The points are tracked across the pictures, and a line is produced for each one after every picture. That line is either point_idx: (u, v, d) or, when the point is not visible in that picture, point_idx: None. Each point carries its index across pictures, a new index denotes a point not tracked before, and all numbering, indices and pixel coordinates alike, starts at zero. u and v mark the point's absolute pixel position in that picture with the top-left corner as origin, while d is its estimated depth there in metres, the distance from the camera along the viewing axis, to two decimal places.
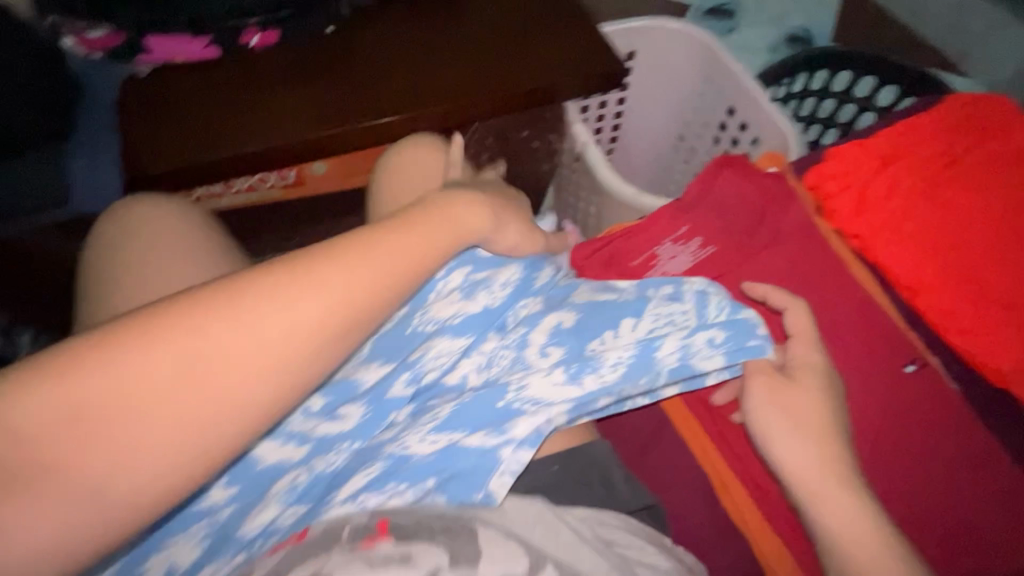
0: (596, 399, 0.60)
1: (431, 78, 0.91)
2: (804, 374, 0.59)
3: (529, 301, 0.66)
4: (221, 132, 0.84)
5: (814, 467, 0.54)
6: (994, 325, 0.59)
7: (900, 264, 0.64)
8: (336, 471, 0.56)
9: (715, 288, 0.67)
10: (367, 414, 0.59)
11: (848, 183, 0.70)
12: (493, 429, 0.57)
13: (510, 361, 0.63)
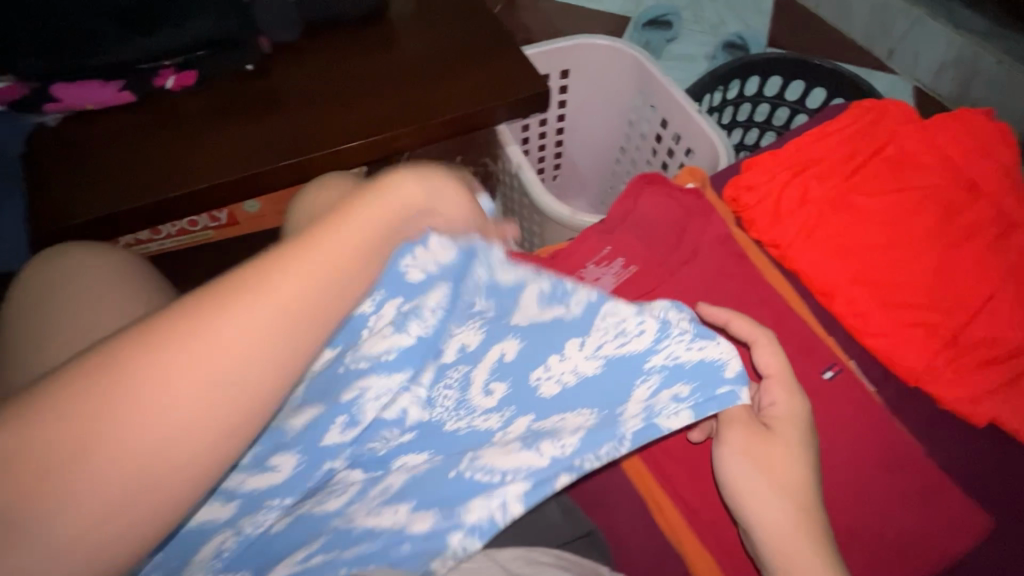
0: (554, 475, 0.47)
1: (356, 112, 0.91)
2: (784, 424, 0.53)
3: (466, 326, 0.59)
4: (137, 179, 0.83)
5: (787, 533, 0.48)
6: (903, 326, 0.61)
7: (815, 270, 0.66)
8: (270, 538, 0.51)
9: (675, 312, 0.55)
10: (301, 464, 0.53)
11: (763, 194, 0.72)
12: (439, 505, 0.49)
13: (454, 403, 0.58)
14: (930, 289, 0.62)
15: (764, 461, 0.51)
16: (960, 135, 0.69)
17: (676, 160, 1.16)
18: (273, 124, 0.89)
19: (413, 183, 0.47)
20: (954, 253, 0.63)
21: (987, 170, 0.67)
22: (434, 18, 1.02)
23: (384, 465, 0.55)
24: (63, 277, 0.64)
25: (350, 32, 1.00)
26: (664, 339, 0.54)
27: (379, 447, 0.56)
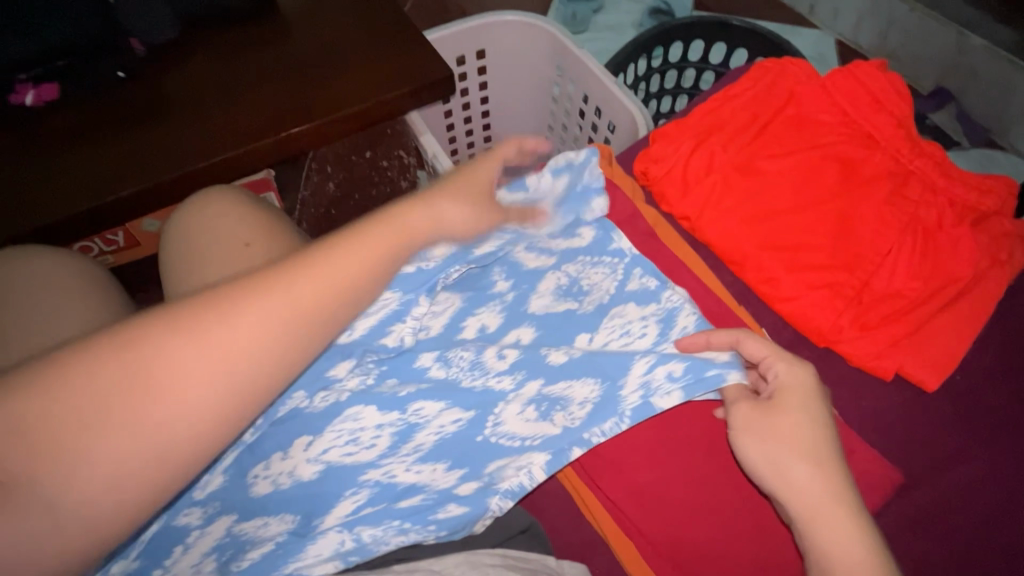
0: (570, 450, 0.55)
1: (244, 115, 0.84)
2: (788, 396, 0.48)
3: (485, 310, 0.66)
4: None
5: (818, 503, 0.44)
6: (809, 289, 0.61)
7: (723, 240, 0.65)
8: (304, 486, 0.54)
9: (691, 306, 0.61)
10: (324, 408, 0.56)
11: (671, 165, 0.70)
12: (472, 467, 0.56)
13: (469, 360, 0.61)
14: (833, 249, 0.62)
15: (776, 431, 0.47)
16: (858, 91, 0.68)
17: (599, 136, 1.10)
18: (152, 136, 0.81)
19: (444, 203, 0.50)
20: (854, 209, 0.63)
21: (886, 124, 0.67)
22: (328, 5, 0.95)
23: (399, 406, 0.58)
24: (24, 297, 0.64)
25: (233, 27, 0.92)
26: (664, 339, 0.59)
27: (393, 391, 0.59)
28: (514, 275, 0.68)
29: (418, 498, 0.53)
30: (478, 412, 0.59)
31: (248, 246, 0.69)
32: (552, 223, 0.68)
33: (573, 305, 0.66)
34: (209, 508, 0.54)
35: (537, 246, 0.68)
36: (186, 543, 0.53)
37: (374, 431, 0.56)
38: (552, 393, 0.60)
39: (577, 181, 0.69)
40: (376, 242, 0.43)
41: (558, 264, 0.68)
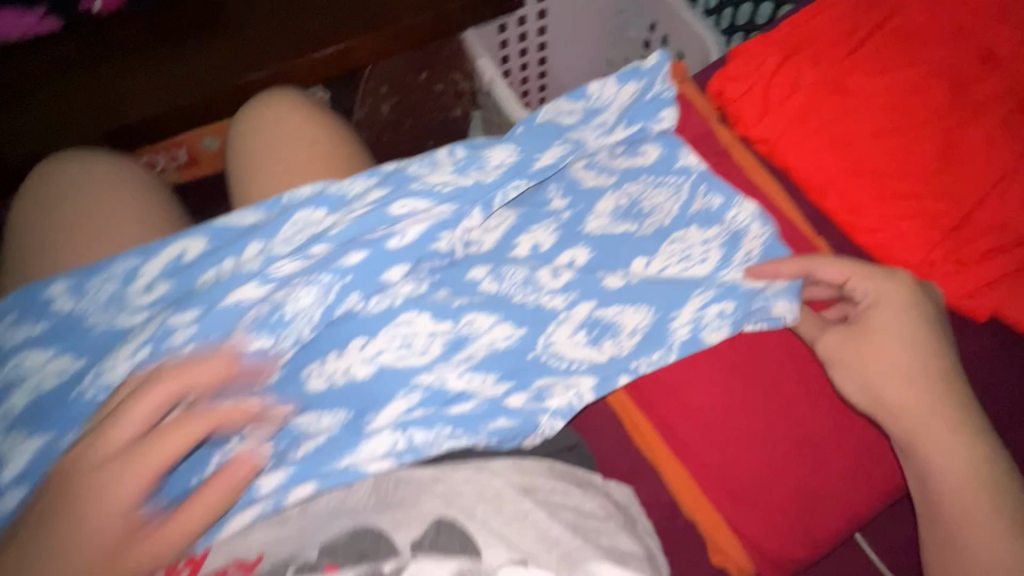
0: (617, 376, 0.55)
1: (301, 29, 0.82)
2: (874, 317, 0.52)
3: (540, 228, 0.63)
4: (64, 117, 0.76)
5: (919, 415, 0.49)
6: (899, 219, 0.56)
7: (804, 165, 0.61)
8: (358, 386, 0.56)
9: (759, 225, 0.59)
10: (377, 310, 0.57)
11: (753, 82, 0.65)
12: (521, 380, 0.56)
13: (522, 278, 0.60)
14: (935, 174, 0.56)
15: (875, 361, 0.50)
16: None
17: None
18: (211, 48, 0.81)
19: (190, 424, 0.44)
20: (964, 131, 0.56)
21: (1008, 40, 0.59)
22: None
23: (452, 316, 0.57)
24: (84, 209, 0.68)
25: None
26: (726, 266, 0.58)
27: (445, 298, 0.58)
28: (571, 193, 0.65)
29: (468, 407, 0.54)
30: (529, 329, 0.57)
31: (313, 146, 0.71)
32: (615, 132, 0.65)
33: (631, 228, 0.62)
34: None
35: (592, 158, 0.65)
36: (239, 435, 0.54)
37: (426, 337, 0.57)
38: (604, 317, 0.58)
39: (647, 89, 0.66)
40: (106, 512, 0.40)
41: (619, 183, 0.65)
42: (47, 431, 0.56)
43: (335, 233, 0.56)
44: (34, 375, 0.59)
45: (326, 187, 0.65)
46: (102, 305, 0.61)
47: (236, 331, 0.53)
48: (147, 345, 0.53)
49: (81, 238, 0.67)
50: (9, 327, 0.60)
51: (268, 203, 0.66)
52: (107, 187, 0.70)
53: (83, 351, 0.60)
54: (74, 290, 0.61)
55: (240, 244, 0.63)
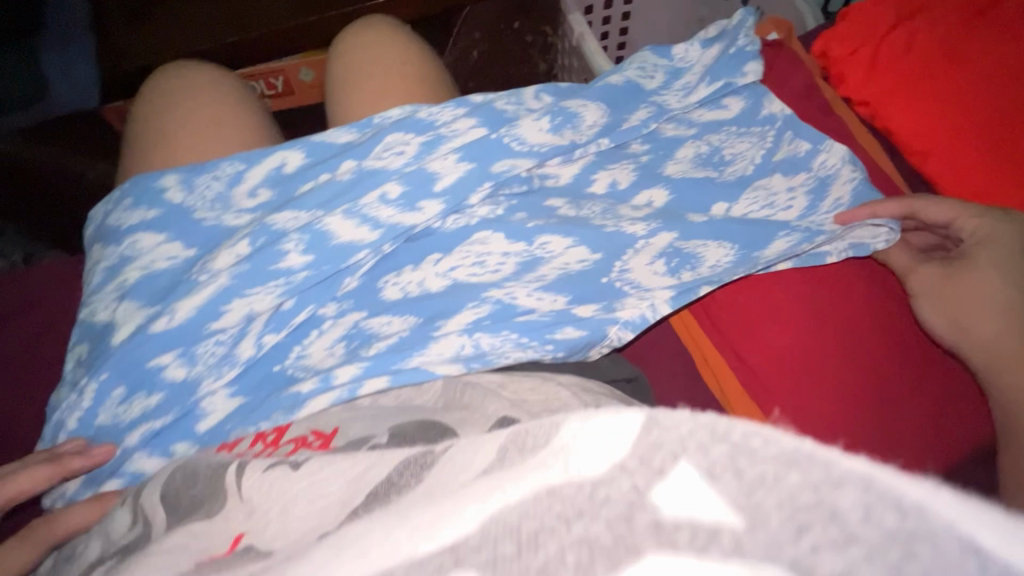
0: (696, 288, 0.55)
1: None
2: (976, 253, 0.49)
3: (619, 168, 0.62)
4: (176, 32, 0.80)
5: (1009, 350, 0.46)
6: (1010, 189, 0.53)
7: (906, 126, 0.60)
8: (431, 297, 0.55)
9: (849, 169, 0.59)
10: (453, 227, 0.56)
11: (862, 46, 0.65)
12: (593, 296, 0.55)
13: (602, 209, 0.59)
14: None
15: (965, 295, 0.49)
16: None
17: None
18: None
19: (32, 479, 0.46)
20: None
21: None
22: None
23: (526, 238, 0.56)
24: (183, 109, 0.61)
25: None
26: (812, 212, 0.59)
27: (520, 220, 0.57)
28: (651, 141, 0.64)
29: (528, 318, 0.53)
30: (606, 255, 0.56)
31: (403, 66, 0.64)
32: (697, 91, 0.65)
33: (713, 173, 0.62)
34: (343, 304, 0.55)
35: (681, 115, 0.65)
36: (321, 330, 0.54)
37: (500, 257, 0.56)
38: (684, 248, 0.57)
39: (729, 46, 0.66)
40: None
41: (699, 134, 0.64)
42: (154, 306, 0.52)
43: (441, 187, 0.55)
44: (146, 255, 0.54)
45: (417, 112, 0.58)
46: (209, 202, 0.56)
47: (355, 254, 0.54)
48: (249, 240, 0.53)
49: (176, 141, 0.60)
50: (119, 210, 0.55)
51: (362, 123, 0.59)
52: (207, 88, 0.63)
53: (193, 242, 0.55)
54: (185, 184, 0.55)
55: (335, 160, 0.57)
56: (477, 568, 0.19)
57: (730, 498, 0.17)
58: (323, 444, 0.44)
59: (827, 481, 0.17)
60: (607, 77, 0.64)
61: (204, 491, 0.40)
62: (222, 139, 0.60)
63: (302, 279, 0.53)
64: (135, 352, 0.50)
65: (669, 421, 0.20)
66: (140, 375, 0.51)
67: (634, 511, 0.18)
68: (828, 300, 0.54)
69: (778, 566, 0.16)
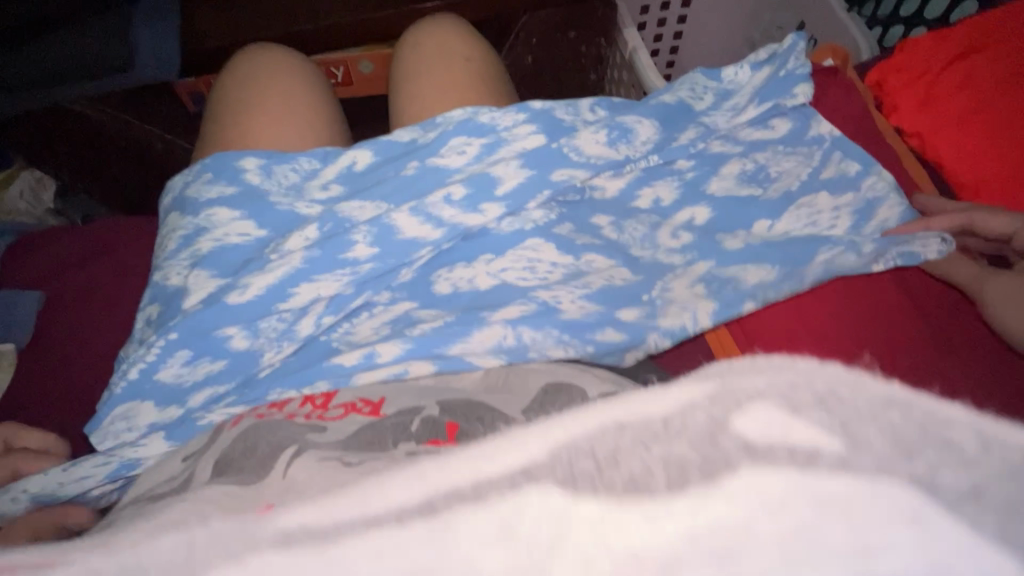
0: (742, 301, 0.53)
1: None
2: None
3: (662, 185, 0.63)
4: (255, 17, 0.85)
5: None
6: None
7: (958, 161, 0.60)
8: (480, 294, 0.55)
9: (897, 196, 0.59)
10: (510, 230, 0.57)
11: (919, 76, 0.65)
12: (631, 300, 0.55)
13: (643, 232, 0.61)
14: None
15: None
16: None
17: None
18: None
19: None
20: None
21: None
22: None
23: (574, 252, 0.57)
24: (257, 94, 0.64)
25: None
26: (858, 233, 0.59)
27: (561, 226, 0.59)
28: (698, 157, 0.64)
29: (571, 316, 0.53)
30: (646, 278, 0.57)
31: (466, 61, 0.67)
32: (745, 112, 0.66)
33: (756, 191, 0.62)
34: (396, 294, 0.56)
35: (728, 134, 0.65)
36: (372, 311, 0.54)
37: (549, 265, 0.57)
38: (722, 275, 0.57)
39: (780, 68, 0.66)
40: None
41: (746, 152, 0.65)
42: (226, 278, 0.54)
43: (503, 190, 0.57)
44: (220, 229, 0.55)
45: (479, 114, 0.59)
46: (284, 189, 0.58)
47: (417, 252, 0.56)
48: (318, 225, 0.55)
49: (251, 120, 0.63)
50: (199, 184, 0.57)
51: (426, 123, 0.60)
52: (284, 75, 0.67)
53: (265, 223, 0.56)
54: (264, 169, 0.58)
55: (402, 159, 0.59)
56: (556, 484, 0.20)
57: (822, 425, 0.20)
58: (373, 411, 0.45)
59: (933, 419, 0.19)
60: (659, 96, 0.65)
61: (254, 463, 0.39)
62: (288, 129, 0.63)
63: (367, 271, 0.55)
64: (205, 321, 0.51)
65: (745, 378, 0.22)
66: (202, 342, 0.51)
67: (718, 436, 0.20)
68: (869, 306, 0.54)
69: (894, 480, 0.18)
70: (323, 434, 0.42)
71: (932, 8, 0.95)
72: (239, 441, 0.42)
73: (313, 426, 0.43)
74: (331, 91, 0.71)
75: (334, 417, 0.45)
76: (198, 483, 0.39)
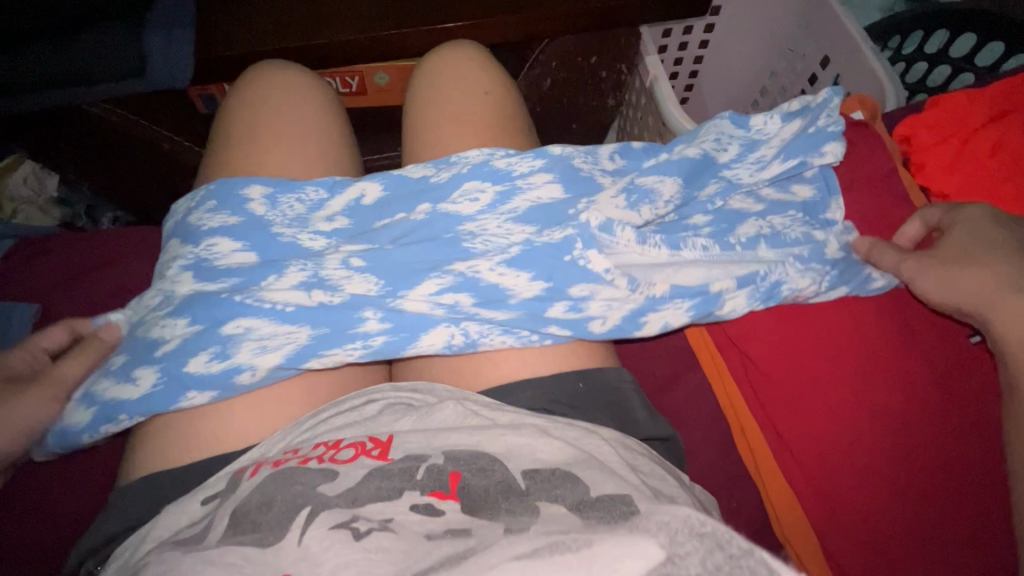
0: (642, 202, 0.57)
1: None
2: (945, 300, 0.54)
3: (679, 304, 0.54)
4: (272, 26, 0.82)
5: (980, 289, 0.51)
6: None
7: None
8: (416, 224, 0.55)
9: (836, 146, 0.63)
10: (521, 314, 0.51)
11: (947, 136, 0.64)
12: (570, 189, 0.57)
13: (635, 310, 0.53)
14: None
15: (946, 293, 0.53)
16: None
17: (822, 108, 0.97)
18: None
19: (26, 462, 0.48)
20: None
21: None
22: None
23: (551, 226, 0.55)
24: (254, 126, 0.62)
25: None
26: (799, 182, 0.64)
27: (592, 319, 0.53)
28: (715, 213, 0.61)
29: (586, 288, 0.53)
30: (573, 200, 0.56)
31: (485, 94, 0.65)
32: (770, 167, 0.62)
33: (775, 283, 0.57)
34: (351, 352, 0.49)
35: (750, 189, 0.63)
36: (328, 216, 0.57)
37: (500, 225, 0.55)
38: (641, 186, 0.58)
39: (808, 123, 0.63)
40: None
41: (764, 213, 0.62)
42: (202, 326, 0.49)
43: (514, 303, 0.52)
44: (220, 260, 0.53)
45: (496, 159, 0.57)
46: (288, 220, 0.56)
47: (433, 328, 0.51)
48: (298, 268, 0.52)
49: (245, 150, 0.61)
50: (202, 212, 0.55)
51: (439, 161, 0.58)
52: (285, 103, 0.64)
53: (266, 253, 0.54)
54: (270, 199, 0.56)
55: (412, 199, 0.57)
56: None
57: None
58: (382, 453, 0.42)
59: None
60: (682, 148, 0.61)
61: (273, 519, 0.37)
62: (285, 163, 0.60)
63: (380, 345, 0.50)
64: (179, 358, 0.48)
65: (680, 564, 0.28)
66: (221, 333, 0.49)
67: None
68: (874, 377, 0.56)
69: None
70: (334, 481, 0.40)
71: (957, 47, 0.93)
72: (255, 492, 0.40)
73: (324, 472, 0.41)
74: (343, 116, 0.69)
75: (344, 460, 0.42)
76: (211, 542, 0.37)
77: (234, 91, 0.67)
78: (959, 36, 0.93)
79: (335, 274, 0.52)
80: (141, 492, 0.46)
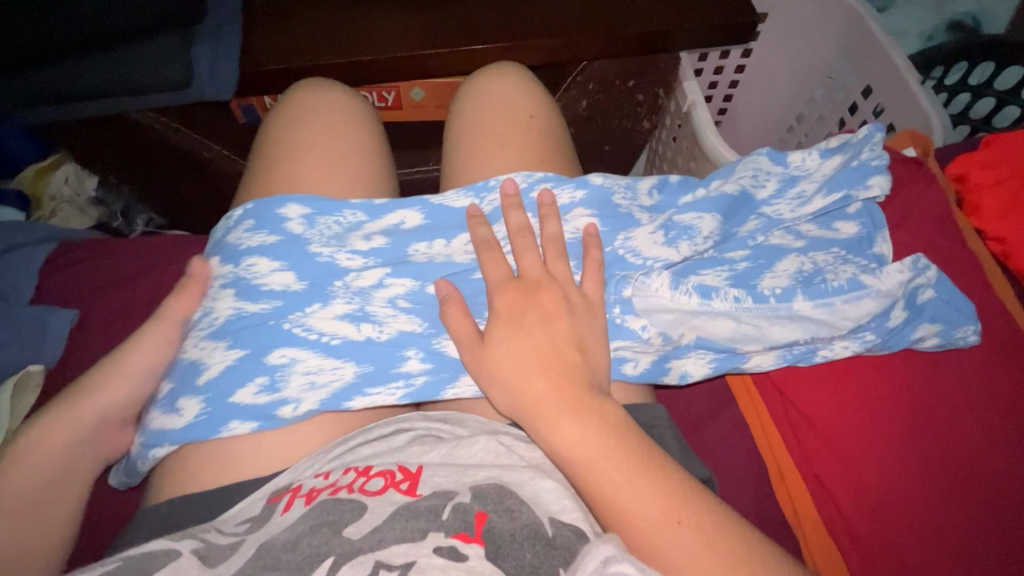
0: (680, 239, 0.55)
1: (531, 14, 0.86)
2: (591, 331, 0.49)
3: (703, 353, 0.54)
4: (312, 44, 0.83)
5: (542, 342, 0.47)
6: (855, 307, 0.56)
7: None
8: (450, 266, 0.55)
9: (884, 180, 0.60)
10: None
11: (1003, 178, 0.62)
12: (610, 221, 0.56)
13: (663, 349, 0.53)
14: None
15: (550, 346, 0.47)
16: None
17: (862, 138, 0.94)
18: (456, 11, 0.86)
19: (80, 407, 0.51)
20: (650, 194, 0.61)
21: None
22: None
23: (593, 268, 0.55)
24: (289, 147, 0.62)
25: None
26: (843, 220, 0.61)
27: (625, 362, 0.52)
28: (754, 247, 0.58)
29: (620, 345, 0.52)
30: (611, 232, 0.55)
31: (530, 118, 0.64)
32: (812, 202, 0.59)
33: (807, 338, 0.54)
34: (395, 391, 0.50)
35: (790, 226, 0.60)
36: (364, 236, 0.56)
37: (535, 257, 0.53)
38: (680, 220, 0.56)
39: (852, 158, 0.60)
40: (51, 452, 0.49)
41: (805, 250, 0.58)
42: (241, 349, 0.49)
43: None
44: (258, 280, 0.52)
45: (534, 186, 0.56)
46: (325, 238, 0.54)
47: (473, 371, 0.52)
48: (343, 300, 0.52)
49: (279, 168, 0.61)
50: (240, 231, 0.55)
51: (478, 188, 0.57)
52: (324, 122, 0.64)
53: (303, 274, 0.53)
54: (307, 219, 0.55)
55: (449, 230, 0.57)
56: None
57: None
58: (411, 487, 0.41)
59: None
60: (721, 184, 0.59)
61: (296, 561, 0.36)
62: (318, 184, 0.60)
63: (420, 385, 0.51)
64: (219, 385, 0.48)
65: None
66: (263, 364, 0.49)
67: None
68: (917, 427, 0.54)
69: None
70: (362, 515, 0.39)
71: (1003, 80, 0.90)
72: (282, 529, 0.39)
73: (353, 504, 0.40)
74: (379, 133, 0.69)
75: (372, 492, 0.41)
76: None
77: (275, 107, 0.68)
78: (1005, 69, 0.89)
79: (380, 311, 0.52)
80: (171, 510, 0.46)
